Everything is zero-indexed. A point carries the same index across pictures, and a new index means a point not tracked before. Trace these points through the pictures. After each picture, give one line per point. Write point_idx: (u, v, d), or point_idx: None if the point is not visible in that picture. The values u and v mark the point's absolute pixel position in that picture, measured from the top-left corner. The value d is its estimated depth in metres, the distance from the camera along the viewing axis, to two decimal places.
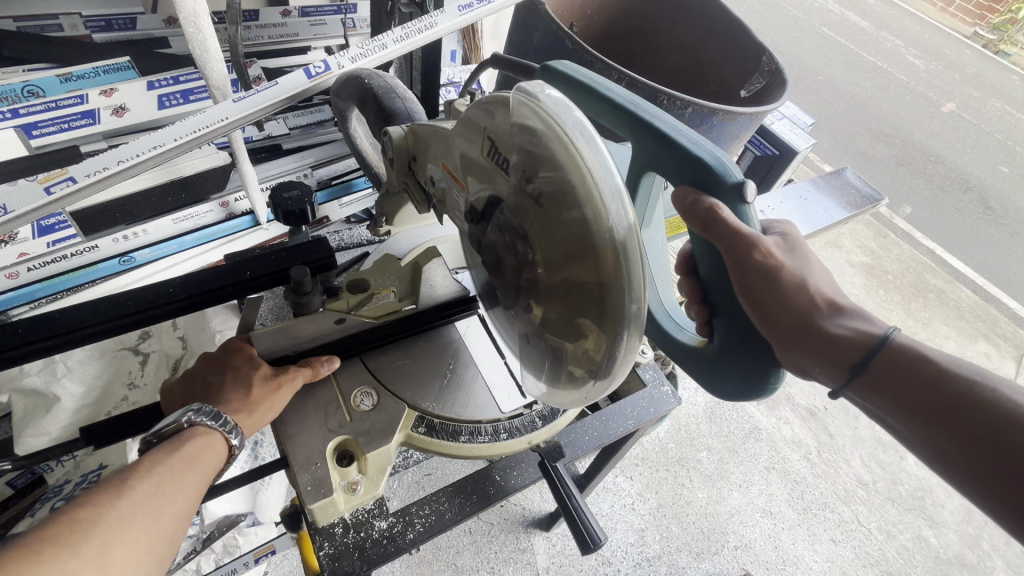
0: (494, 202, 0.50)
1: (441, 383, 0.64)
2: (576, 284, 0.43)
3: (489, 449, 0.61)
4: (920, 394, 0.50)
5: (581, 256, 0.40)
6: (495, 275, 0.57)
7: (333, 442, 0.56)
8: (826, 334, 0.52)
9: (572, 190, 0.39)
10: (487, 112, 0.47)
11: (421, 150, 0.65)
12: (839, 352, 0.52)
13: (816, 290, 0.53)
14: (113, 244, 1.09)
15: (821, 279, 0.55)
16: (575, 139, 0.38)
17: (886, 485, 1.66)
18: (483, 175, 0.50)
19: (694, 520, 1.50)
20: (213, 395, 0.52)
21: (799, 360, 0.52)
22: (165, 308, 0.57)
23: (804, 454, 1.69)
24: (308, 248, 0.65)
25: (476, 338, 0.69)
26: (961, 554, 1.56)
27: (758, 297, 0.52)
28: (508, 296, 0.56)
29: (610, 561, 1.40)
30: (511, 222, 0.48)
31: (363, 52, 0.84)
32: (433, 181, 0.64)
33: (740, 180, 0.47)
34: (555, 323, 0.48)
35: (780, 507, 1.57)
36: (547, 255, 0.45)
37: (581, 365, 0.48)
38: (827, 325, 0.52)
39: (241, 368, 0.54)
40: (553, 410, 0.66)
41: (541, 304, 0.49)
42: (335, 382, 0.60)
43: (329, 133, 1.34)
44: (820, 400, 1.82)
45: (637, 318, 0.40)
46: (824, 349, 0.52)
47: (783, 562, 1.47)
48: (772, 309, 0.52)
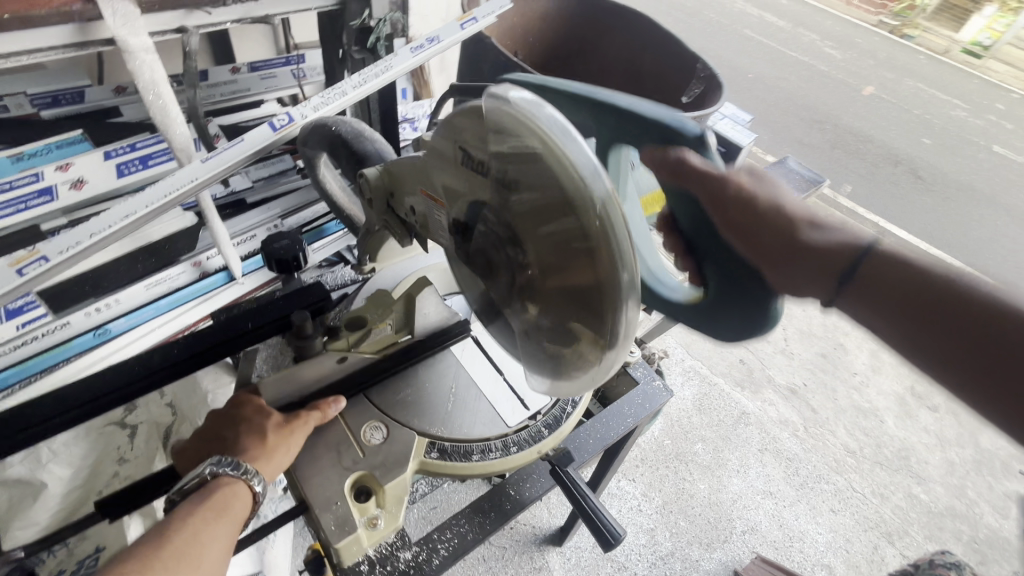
0: (479, 201, 0.53)
1: (447, 408, 0.65)
2: (567, 249, 0.44)
3: (501, 463, 0.63)
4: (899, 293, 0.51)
5: (565, 219, 0.42)
6: (489, 276, 0.59)
7: (351, 480, 0.57)
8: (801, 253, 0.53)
9: (552, 175, 0.41)
10: (453, 120, 0.51)
11: (398, 189, 0.68)
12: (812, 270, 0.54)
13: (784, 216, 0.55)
14: (86, 318, 1.05)
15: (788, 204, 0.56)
16: (550, 131, 0.40)
17: (872, 450, 1.75)
18: (464, 181, 0.53)
19: (699, 511, 1.54)
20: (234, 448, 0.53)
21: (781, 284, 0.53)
22: (166, 372, 0.58)
23: (792, 431, 1.76)
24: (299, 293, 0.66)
25: (473, 358, 0.71)
26: (951, 505, 1.65)
27: (743, 232, 0.54)
28: (507, 293, 0.58)
29: (625, 566, 1.41)
30: (498, 215, 0.51)
31: (325, 101, 0.92)
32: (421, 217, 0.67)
33: (699, 130, 0.52)
34: (558, 297, 0.49)
35: (779, 486, 1.62)
36: (538, 231, 0.47)
37: (591, 334, 0.48)
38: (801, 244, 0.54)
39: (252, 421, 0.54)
40: (557, 418, 0.68)
41: (541, 286, 0.51)
42: (344, 421, 0.61)
43: (292, 182, 1.35)
44: (798, 377, 1.91)
45: (631, 288, 0.42)
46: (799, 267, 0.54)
47: (790, 539, 1.52)
48: (760, 243, 0.54)
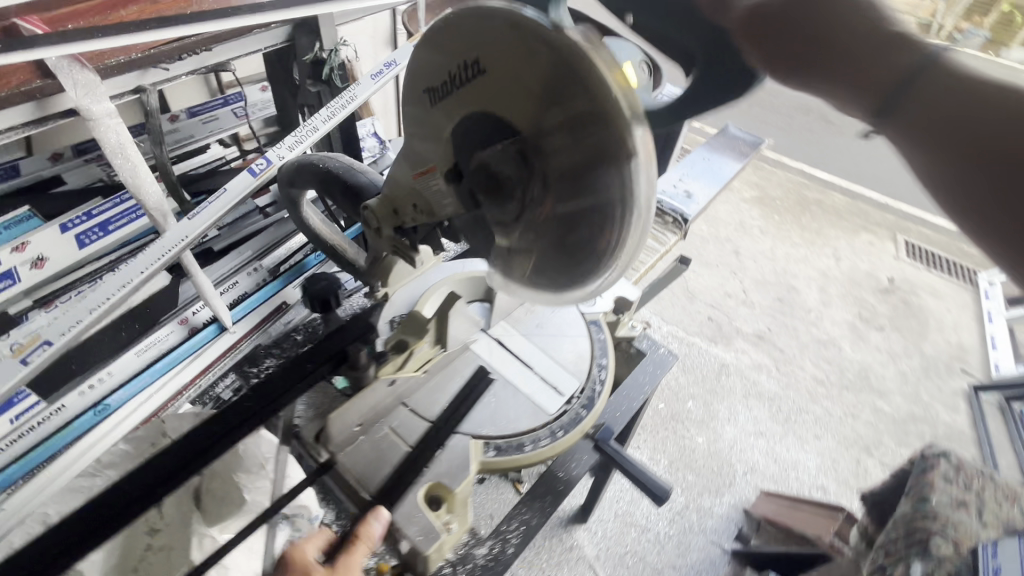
0: (464, 135, 0.54)
1: (491, 410, 0.71)
2: (564, 122, 0.44)
3: (552, 448, 0.70)
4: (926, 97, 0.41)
5: (554, 84, 0.43)
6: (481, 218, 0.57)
7: (423, 490, 0.60)
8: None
9: (524, 38, 0.43)
10: (421, 59, 0.54)
11: (397, 206, 0.69)
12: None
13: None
14: (80, 396, 1.01)
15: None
16: (511, 8, 0.43)
17: (837, 376, 1.93)
18: (443, 124, 0.55)
19: (702, 462, 1.65)
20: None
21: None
22: (245, 428, 0.59)
23: (767, 372, 1.91)
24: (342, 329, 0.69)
25: (502, 359, 0.77)
26: (911, 411, 1.86)
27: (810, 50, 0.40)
28: (505, 230, 0.56)
29: (647, 527, 1.50)
30: (485, 139, 0.52)
31: (299, 138, 0.95)
32: (432, 228, 0.69)
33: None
34: (564, 177, 0.47)
35: (767, 424, 1.76)
36: (530, 127, 0.47)
37: (609, 210, 0.46)
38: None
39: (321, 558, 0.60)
40: (591, 398, 0.75)
41: (545, 190, 0.50)
42: (404, 442, 0.66)
43: (255, 224, 1.33)
44: (763, 323, 2.07)
45: (633, 113, 0.41)
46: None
47: (786, 470, 1.66)
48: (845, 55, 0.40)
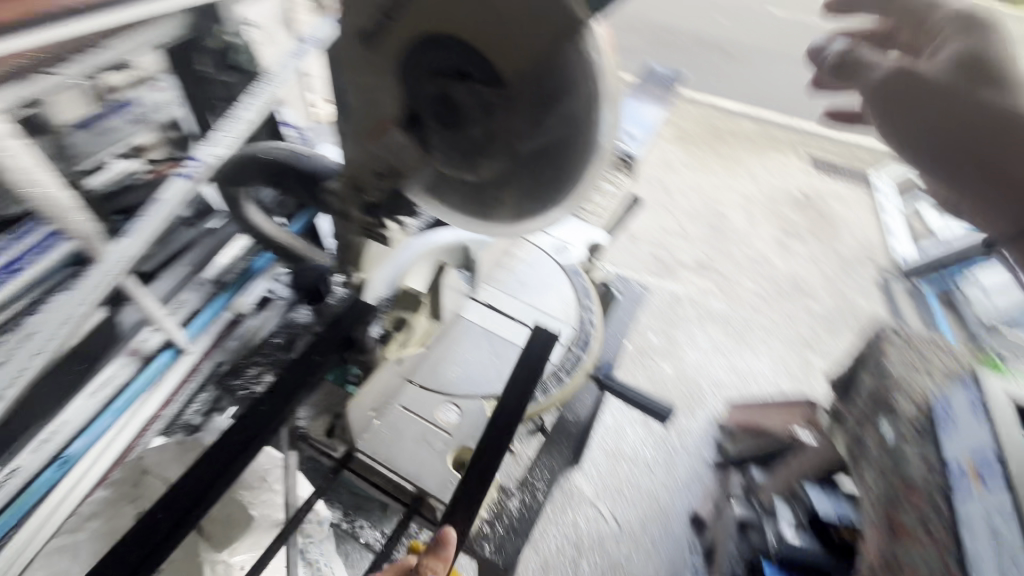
0: (417, 58, 0.53)
1: (496, 370, 0.73)
2: (535, 58, 0.47)
3: (562, 393, 0.73)
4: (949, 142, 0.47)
5: (534, 18, 0.45)
6: (443, 155, 0.60)
7: (451, 456, 0.63)
8: (928, 59, 0.49)
9: None
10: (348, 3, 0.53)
11: (360, 181, 0.65)
12: (980, 79, 0.47)
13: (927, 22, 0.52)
14: (26, 461, 0.81)
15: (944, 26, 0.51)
16: None
17: (774, 287, 2.10)
18: (386, 65, 0.55)
19: (673, 388, 1.77)
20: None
21: (868, 74, 0.49)
22: (267, 432, 0.57)
23: (713, 295, 2.05)
24: (343, 313, 0.63)
25: (494, 320, 0.80)
26: (839, 305, 2.07)
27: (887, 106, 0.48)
28: (462, 158, 0.59)
29: (636, 457, 1.60)
30: (443, 63, 0.52)
31: (227, 132, 0.87)
32: (402, 197, 0.66)
33: None
34: (525, 89, 0.49)
35: (722, 342, 1.90)
36: (497, 54, 0.48)
37: (570, 149, 0.51)
38: (944, 59, 0.48)
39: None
40: (585, 340, 0.79)
41: (505, 124, 0.53)
42: (421, 417, 0.66)
43: (184, 233, 1.08)
44: (702, 251, 2.20)
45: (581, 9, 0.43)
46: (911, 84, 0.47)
47: (746, 378, 1.82)
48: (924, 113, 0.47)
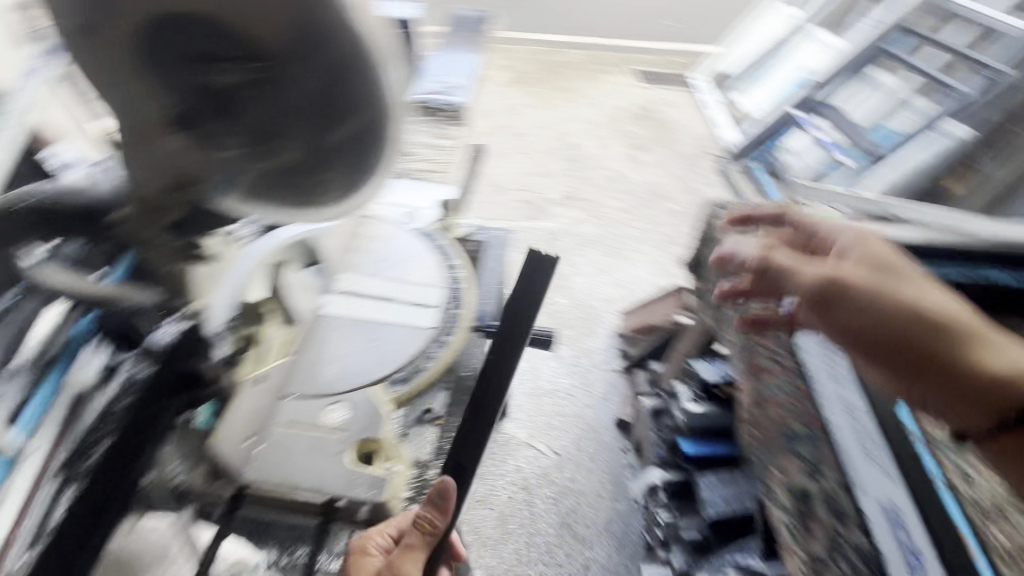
0: (153, 42, 0.44)
1: (374, 355, 0.72)
2: (282, 24, 0.41)
3: (447, 355, 0.73)
4: (868, 321, 0.62)
5: None
6: (236, 147, 0.52)
7: (350, 452, 0.61)
8: (843, 264, 0.67)
9: None
10: None
11: (150, 202, 0.55)
12: (940, 312, 0.60)
13: (901, 261, 0.67)
14: None
15: (846, 239, 0.71)
16: None
17: (634, 198, 2.27)
18: (123, 59, 0.45)
19: (573, 316, 1.87)
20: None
21: (795, 278, 0.70)
22: (112, 511, 0.49)
23: (586, 221, 2.17)
24: (173, 353, 0.56)
25: (360, 308, 0.77)
26: (691, 198, 2.29)
27: (826, 305, 0.65)
28: (247, 149, 0.52)
29: (557, 388, 1.69)
30: (189, 44, 0.44)
31: None
32: (203, 207, 0.57)
33: None
34: (289, 58, 0.43)
35: (603, 261, 2.04)
36: (245, 29, 0.41)
37: (367, 118, 0.48)
38: (907, 286, 0.63)
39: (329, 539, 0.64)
40: (456, 297, 0.80)
41: (287, 100, 0.47)
42: (306, 427, 0.63)
43: None
44: (565, 182, 2.30)
45: None
46: (839, 290, 0.64)
47: (632, 287, 1.97)
48: (837, 305, 0.64)
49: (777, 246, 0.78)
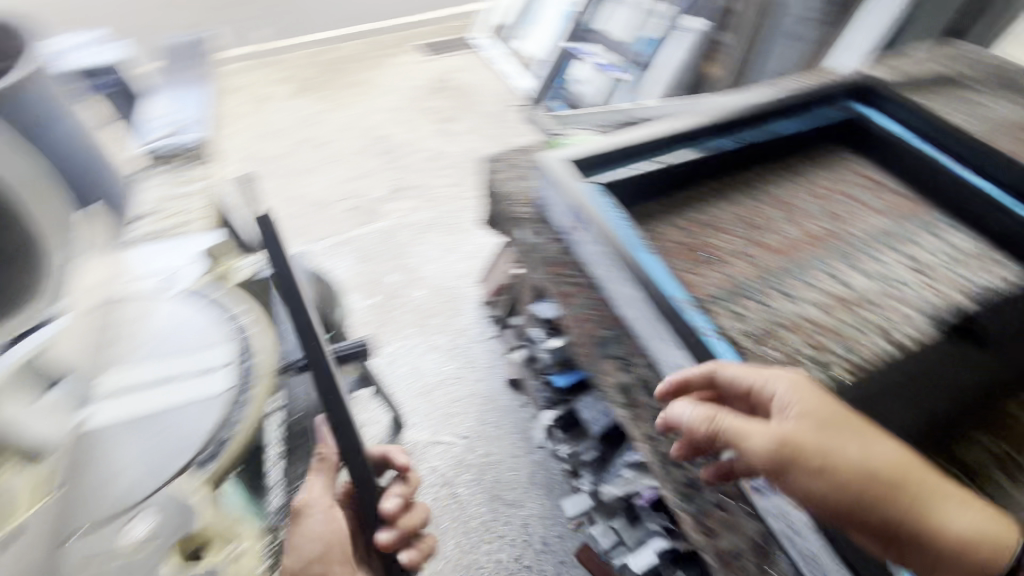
0: None
1: (168, 449, 0.70)
2: None
3: (251, 419, 0.76)
4: (833, 486, 0.51)
5: None
6: None
7: (171, 561, 0.63)
8: (796, 423, 0.53)
9: None
10: None
11: None
12: (892, 508, 0.50)
13: (857, 424, 0.54)
14: None
15: (792, 398, 0.54)
16: None
17: (455, 170, 2.29)
18: None
19: (436, 304, 1.86)
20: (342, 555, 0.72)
21: (744, 452, 0.54)
22: None
23: (416, 207, 2.14)
24: None
25: (133, 408, 0.73)
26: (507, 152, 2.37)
27: (790, 473, 0.52)
28: None
29: (443, 376, 1.69)
30: None
31: None
32: None
33: None
34: None
35: (448, 241, 2.04)
36: None
37: None
38: (851, 451, 0.52)
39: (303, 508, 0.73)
40: (247, 357, 0.82)
41: None
42: (103, 552, 0.61)
43: None
44: (383, 179, 2.24)
45: None
46: (794, 458, 0.51)
47: (481, 254, 1.99)
48: (807, 479, 0.51)
49: (714, 411, 0.57)
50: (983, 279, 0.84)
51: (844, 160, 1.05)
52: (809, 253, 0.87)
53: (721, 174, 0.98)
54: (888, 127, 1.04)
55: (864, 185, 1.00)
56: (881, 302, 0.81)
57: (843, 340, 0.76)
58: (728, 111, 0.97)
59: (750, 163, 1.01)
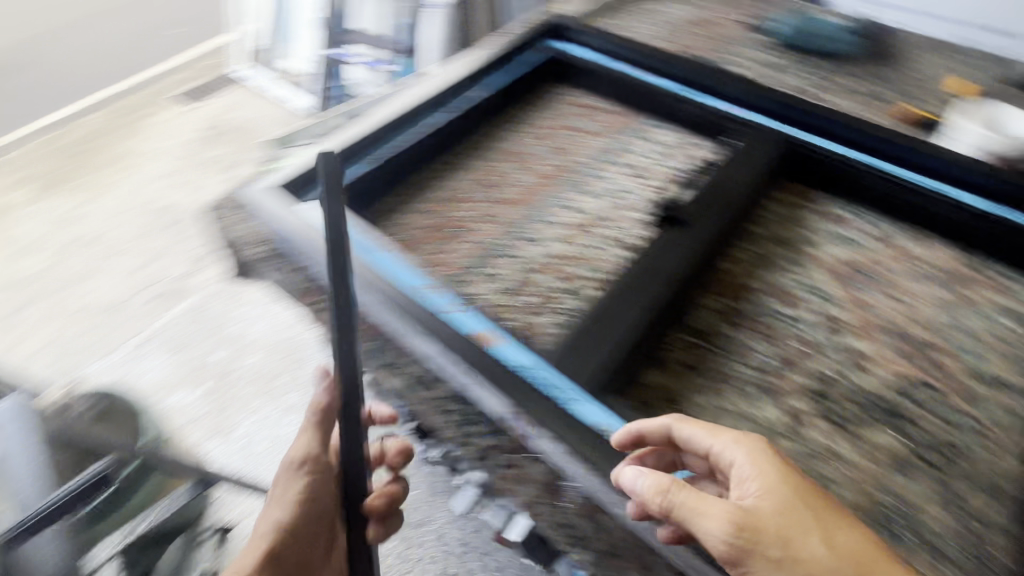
0: None
1: None
2: None
3: None
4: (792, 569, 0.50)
5: None
6: None
7: None
8: (764, 501, 0.53)
9: None
10: None
11: None
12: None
13: (826, 510, 0.52)
14: None
15: (755, 485, 0.54)
16: None
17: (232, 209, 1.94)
18: None
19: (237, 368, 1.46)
20: (312, 525, 0.69)
21: (700, 533, 0.52)
22: None
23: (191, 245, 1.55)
24: None
25: None
26: None
27: (749, 555, 0.51)
28: None
29: None
30: None
31: None
32: None
33: None
34: None
35: None
36: None
37: None
38: (813, 541, 0.50)
39: (285, 473, 0.70)
40: None
41: None
42: None
43: None
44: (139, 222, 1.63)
45: None
46: (750, 540, 0.51)
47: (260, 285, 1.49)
48: (767, 563, 0.50)
49: (669, 483, 0.53)
50: (685, 164, 0.95)
51: (559, 96, 1.12)
52: (545, 194, 0.93)
53: (450, 147, 0.99)
54: (581, 56, 1.12)
55: (579, 113, 1.08)
56: (611, 216, 0.88)
57: (587, 262, 0.81)
58: (436, 90, 1.00)
59: (477, 128, 1.03)
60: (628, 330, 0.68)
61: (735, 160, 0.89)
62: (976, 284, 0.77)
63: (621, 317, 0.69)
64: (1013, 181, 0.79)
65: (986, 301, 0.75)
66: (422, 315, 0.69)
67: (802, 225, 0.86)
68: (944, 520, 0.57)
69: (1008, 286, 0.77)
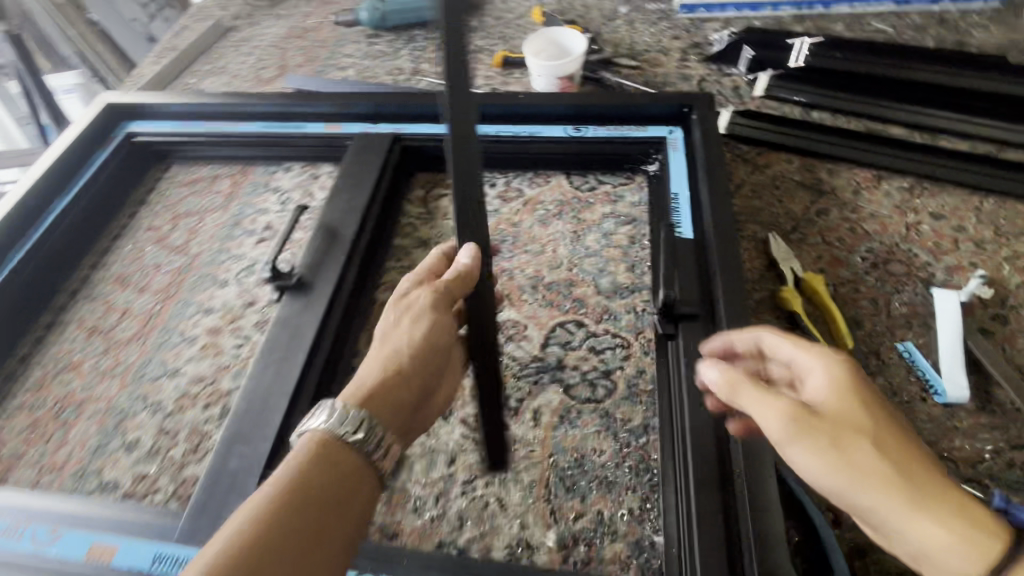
0: None
1: None
2: None
3: None
4: (874, 457, 0.41)
5: None
6: None
7: None
8: (833, 379, 0.47)
9: None
10: None
11: None
12: (890, 495, 0.39)
13: (892, 420, 0.44)
14: None
15: (826, 385, 0.47)
16: None
17: None
18: None
19: None
20: (426, 382, 0.57)
21: (757, 420, 0.46)
22: None
23: None
24: None
25: None
26: None
27: (817, 431, 0.42)
28: None
29: None
30: None
31: None
32: None
33: None
34: None
35: None
36: None
37: None
38: (862, 444, 0.41)
39: (417, 305, 0.59)
40: None
41: None
42: None
43: None
44: None
45: None
46: (811, 422, 0.43)
47: None
48: (838, 443, 0.42)
49: (741, 374, 0.49)
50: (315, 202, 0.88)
51: (167, 181, 0.97)
52: (172, 308, 0.80)
53: (36, 310, 0.80)
54: (164, 131, 0.97)
55: (194, 192, 0.95)
56: (252, 299, 0.79)
57: (235, 368, 0.72)
58: None
59: (70, 269, 0.85)
60: (269, 443, 0.60)
61: (344, 180, 0.83)
62: (589, 202, 0.83)
63: (259, 425, 0.61)
64: (576, 101, 0.86)
65: (599, 216, 0.81)
66: (9, 570, 0.56)
67: (439, 216, 0.86)
68: (610, 448, 0.61)
69: (612, 191, 0.84)
